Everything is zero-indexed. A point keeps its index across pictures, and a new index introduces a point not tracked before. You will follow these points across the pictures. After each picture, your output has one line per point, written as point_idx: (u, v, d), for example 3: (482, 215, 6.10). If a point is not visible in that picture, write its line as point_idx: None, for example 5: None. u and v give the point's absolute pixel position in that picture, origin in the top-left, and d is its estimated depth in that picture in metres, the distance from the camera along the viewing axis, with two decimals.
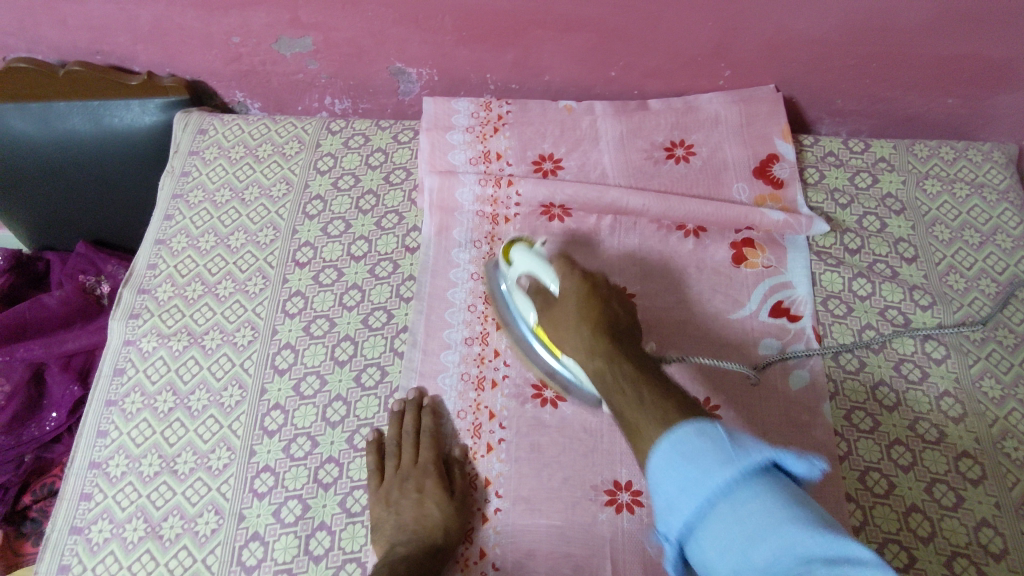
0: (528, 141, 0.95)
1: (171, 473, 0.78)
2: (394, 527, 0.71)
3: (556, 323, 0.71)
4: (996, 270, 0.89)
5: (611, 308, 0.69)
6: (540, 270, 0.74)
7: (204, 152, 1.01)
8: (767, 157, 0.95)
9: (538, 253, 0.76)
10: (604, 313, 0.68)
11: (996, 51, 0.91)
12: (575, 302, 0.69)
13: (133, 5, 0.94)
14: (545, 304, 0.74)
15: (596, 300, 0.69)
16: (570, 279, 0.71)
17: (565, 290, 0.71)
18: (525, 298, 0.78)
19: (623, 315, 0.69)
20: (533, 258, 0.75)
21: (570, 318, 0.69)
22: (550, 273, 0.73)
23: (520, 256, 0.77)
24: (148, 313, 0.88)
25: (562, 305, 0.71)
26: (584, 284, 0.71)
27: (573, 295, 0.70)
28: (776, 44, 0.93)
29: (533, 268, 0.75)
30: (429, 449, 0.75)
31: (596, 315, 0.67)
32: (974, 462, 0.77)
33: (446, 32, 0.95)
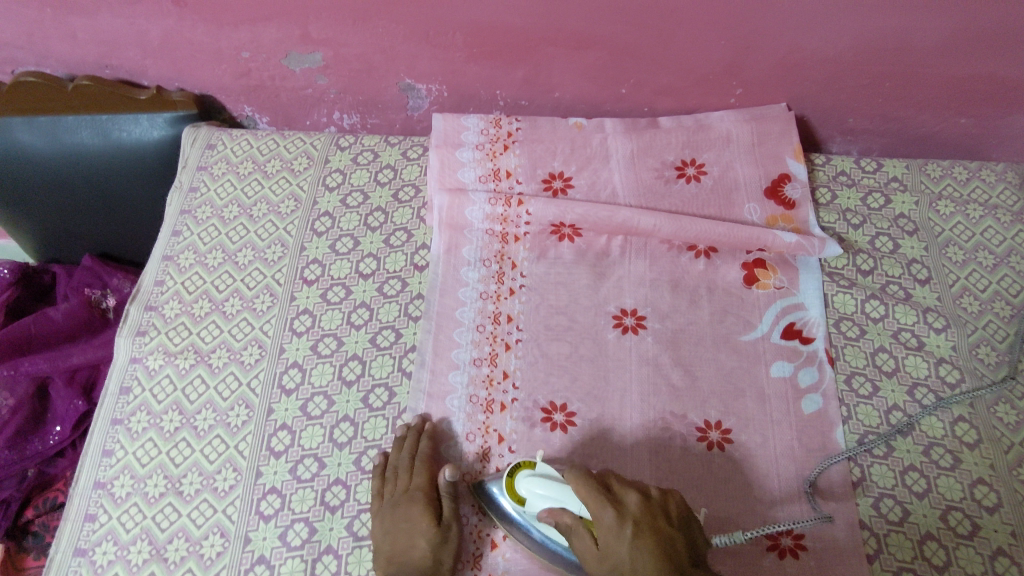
0: (538, 159, 0.94)
1: (177, 494, 0.77)
2: (388, 556, 0.69)
3: (603, 556, 0.61)
4: (1010, 292, 0.88)
5: (667, 538, 0.60)
6: (564, 497, 0.65)
7: (212, 167, 1.01)
8: (779, 176, 0.94)
9: (545, 474, 0.67)
10: (661, 540, 0.60)
11: (1010, 71, 0.90)
12: (627, 542, 0.60)
13: (144, 20, 0.94)
14: (583, 539, 0.63)
15: (649, 537, 0.60)
16: (608, 515, 0.61)
17: (603, 524, 0.61)
18: (548, 528, 0.66)
19: (677, 539, 0.61)
20: (551, 484, 0.66)
21: (622, 545, 0.60)
22: (575, 498, 0.64)
23: (528, 489, 0.67)
24: (154, 330, 0.88)
25: (608, 542, 0.61)
26: (624, 518, 0.61)
27: (620, 536, 0.60)
28: (788, 62, 0.93)
29: (551, 493, 0.65)
30: (421, 475, 0.73)
31: (655, 547, 0.59)
32: (990, 489, 0.76)
33: (457, 49, 0.95)
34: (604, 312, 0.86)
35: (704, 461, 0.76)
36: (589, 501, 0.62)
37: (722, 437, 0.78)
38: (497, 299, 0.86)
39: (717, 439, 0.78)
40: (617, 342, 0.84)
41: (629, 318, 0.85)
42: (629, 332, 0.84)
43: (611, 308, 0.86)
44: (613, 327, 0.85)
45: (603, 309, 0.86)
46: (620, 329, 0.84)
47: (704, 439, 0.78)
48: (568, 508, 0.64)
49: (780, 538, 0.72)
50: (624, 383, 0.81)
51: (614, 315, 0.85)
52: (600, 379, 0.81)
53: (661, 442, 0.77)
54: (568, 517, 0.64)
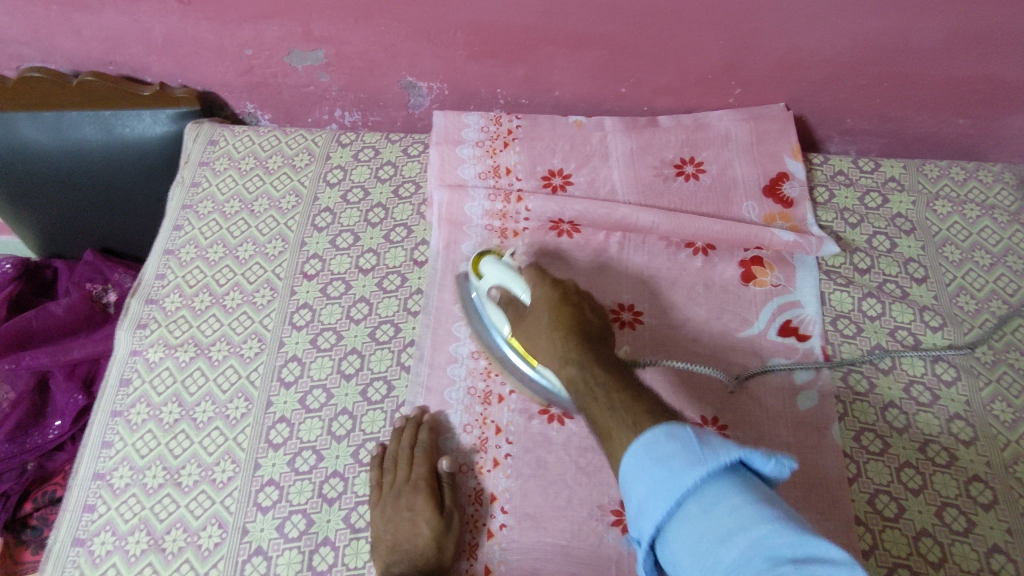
0: (538, 157, 0.95)
1: (175, 485, 0.77)
2: (392, 544, 0.70)
3: (528, 330, 0.73)
4: (1007, 292, 0.89)
5: (585, 317, 0.70)
6: (511, 279, 0.77)
7: (214, 163, 1.02)
8: (777, 175, 0.94)
9: (504, 263, 0.79)
10: (574, 317, 0.69)
11: (1008, 72, 0.91)
12: (546, 314, 0.71)
13: (148, 17, 0.95)
14: (518, 320, 0.75)
15: (568, 307, 0.71)
16: (542, 288, 0.73)
17: (537, 301, 0.73)
18: (497, 311, 0.79)
19: (593, 322, 0.70)
20: (502, 271, 0.78)
21: (544, 324, 0.71)
22: (519, 280, 0.76)
23: (490, 268, 0.79)
24: (155, 323, 0.88)
25: (535, 316, 0.72)
26: (555, 291, 0.73)
27: (546, 307, 0.71)
28: (787, 63, 0.93)
29: (501, 278, 0.77)
30: (422, 464, 0.74)
31: (568, 321, 0.69)
32: (985, 486, 0.76)
33: (458, 47, 0.96)
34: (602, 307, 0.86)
35: None
36: (531, 279, 0.75)
37: (718, 432, 0.78)
38: None
39: None
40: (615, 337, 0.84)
41: (627, 313, 0.86)
42: (627, 327, 0.85)
43: (609, 303, 0.86)
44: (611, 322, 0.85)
45: (601, 305, 0.86)
46: (618, 325, 0.85)
47: None
48: (512, 288, 0.77)
49: None
50: None
51: (612, 310, 0.86)
52: None
53: None
54: (511, 296, 0.77)
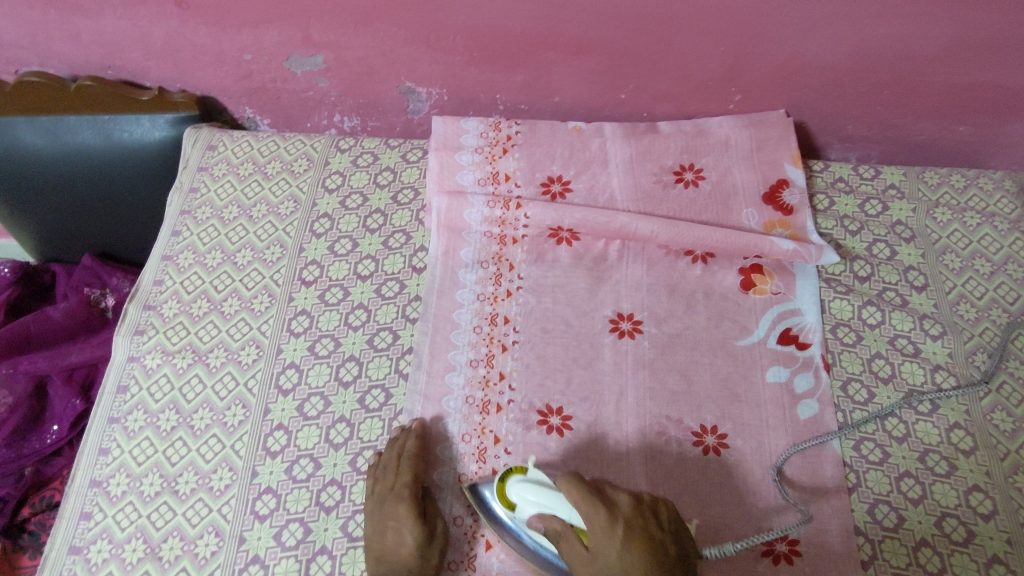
0: (537, 163, 0.95)
1: (172, 493, 0.77)
2: (379, 553, 0.69)
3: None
4: (1008, 300, 0.89)
5: (659, 537, 0.61)
6: (553, 505, 0.65)
7: (212, 168, 1.02)
8: (777, 182, 0.94)
9: (536, 479, 0.67)
10: (649, 546, 0.60)
11: (1008, 80, 0.91)
12: (616, 549, 0.60)
13: (146, 22, 0.95)
14: (573, 545, 0.63)
15: (638, 537, 0.60)
16: (599, 520, 0.61)
17: (594, 531, 0.61)
18: (542, 538, 0.67)
19: (667, 546, 0.61)
20: (540, 494, 0.66)
21: (614, 549, 0.60)
22: (563, 499, 0.64)
23: (521, 493, 0.67)
24: (152, 329, 0.88)
25: (599, 546, 0.61)
26: (615, 520, 0.61)
27: (614, 552, 0.60)
28: (786, 69, 0.93)
29: (542, 504, 0.65)
30: (406, 472, 0.72)
31: (646, 553, 0.59)
32: (985, 496, 0.76)
33: (457, 53, 0.95)
34: (601, 316, 0.86)
35: (699, 465, 0.76)
36: (581, 507, 0.62)
37: (717, 441, 0.78)
38: (494, 301, 0.86)
39: (712, 443, 0.78)
40: (614, 345, 0.84)
41: (626, 322, 0.85)
42: (626, 336, 0.84)
43: (608, 311, 0.86)
44: (610, 331, 0.85)
45: (600, 313, 0.86)
46: (616, 333, 0.85)
47: (700, 444, 0.78)
48: (558, 513, 0.64)
49: (775, 543, 0.72)
50: (620, 385, 0.81)
51: (610, 319, 0.86)
52: (596, 382, 0.81)
53: (657, 446, 0.77)
54: (556, 524, 0.64)
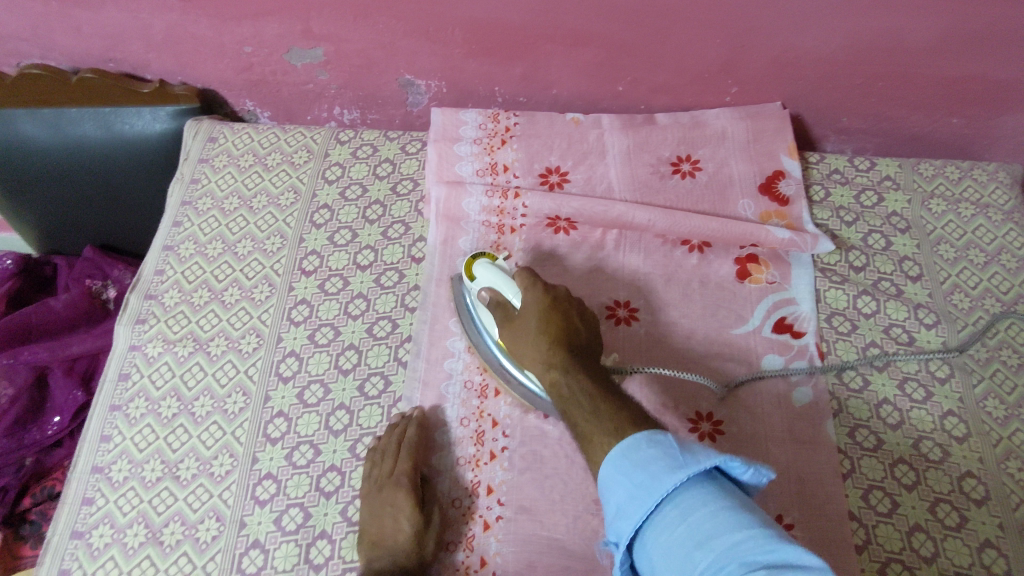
0: (535, 154, 0.96)
1: (173, 479, 0.78)
2: (376, 538, 0.71)
3: (515, 337, 0.72)
4: (1001, 289, 0.89)
5: (572, 322, 0.71)
6: (501, 283, 0.76)
7: (213, 160, 1.02)
8: (773, 174, 0.95)
9: (497, 266, 0.78)
10: (563, 325, 0.70)
11: (1001, 73, 0.91)
12: (536, 318, 0.70)
13: (148, 14, 0.95)
14: (504, 328, 0.74)
15: (557, 316, 0.70)
16: (531, 297, 0.72)
17: (527, 305, 0.72)
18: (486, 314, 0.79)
19: (579, 328, 0.71)
20: (495, 274, 0.77)
21: (531, 333, 0.70)
22: (510, 283, 0.75)
23: (483, 271, 0.78)
24: (154, 319, 0.89)
25: (525, 317, 0.72)
26: (546, 298, 0.72)
27: (533, 311, 0.71)
28: (782, 61, 0.94)
29: (493, 281, 0.76)
30: (405, 461, 0.73)
31: (556, 329, 0.69)
32: (978, 482, 0.76)
33: (456, 45, 0.96)
34: (598, 304, 0.87)
35: None
36: (524, 282, 0.73)
37: (713, 428, 0.79)
38: None
39: (708, 430, 0.79)
40: (611, 334, 0.85)
41: (622, 310, 0.86)
42: (622, 324, 0.85)
43: (605, 300, 0.87)
44: (607, 319, 0.86)
45: (596, 301, 0.87)
46: (613, 321, 0.85)
47: (696, 430, 0.79)
48: (503, 292, 0.75)
49: None
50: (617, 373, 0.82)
51: (607, 307, 0.87)
52: None
53: None
54: (500, 297, 0.76)
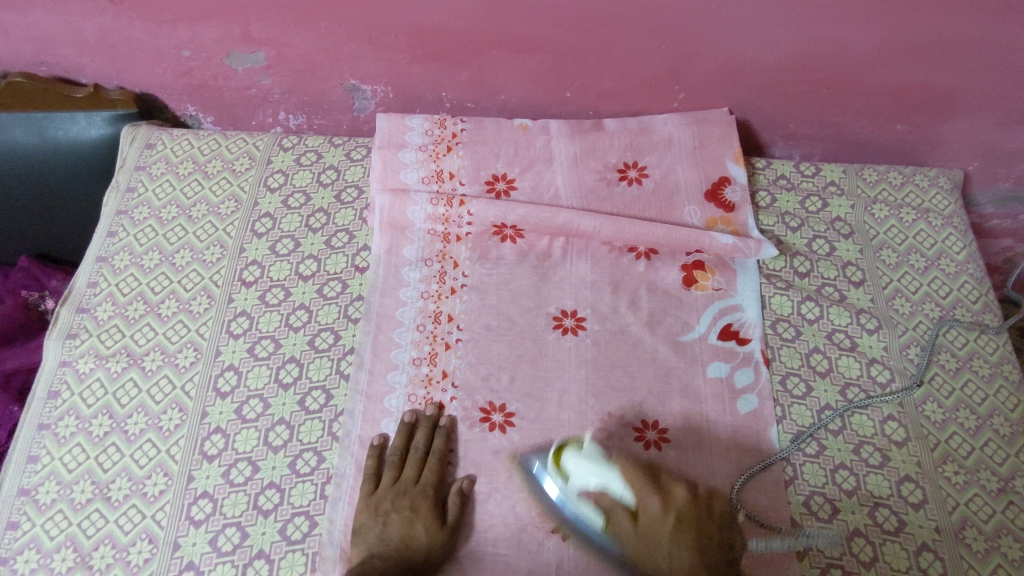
0: (482, 161, 0.95)
1: (104, 500, 0.75)
2: (378, 538, 0.70)
3: (637, 547, 0.64)
4: (940, 294, 0.91)
5: (702, 519, 0.65)
6: (606, 478, 0.68)
7: (151, 166, 1.00)
8: (719, 179, 0.95)
9: (589, 453, 0.71)
10: (691, 510, 0.65)
11: (941, 81, 0.93)
12: (667, 541, 0.63)
13: (78, 17, 0.93)
14: (623, 519, 0.66)
15: (688, 530, 0.63)
16: (654, 501, 0.65)
17: (643, 506, 0.66)
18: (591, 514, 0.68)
19: (714, 533, 0.64)
20: (595, 467, 0.69)
21: (665, 536, 0.63)
22: (618, 478, 0.68)
23: (575, 464, 0.70)
24: (86, 333, 0.86)
25: (647, 525, 0.65)
26: (668, 507, 0.65)
27: (658, 524, 0.64)
28: (727, 68, 0.94)
29: (595, 474, 0.69)
30: (432, 472, 0.74)
31: (689, 514, 0.65)
32: (916, 486, 0.78)
33: (400, 51, 0.95)
34: (544, 313, 0.86)
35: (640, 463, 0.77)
36: (635, 482, 0.67)
37: (659, 437, 0.79)
38: (438, 298, 0.86)
39: (653, 439, 0.78)
40: (557, 344, 0.84)
41: (569, 319, 0.86)
42: (569, 333, 0.85)
43: (552, 309, 0.86)
44: (553, 328, 0.85)
45: (543, 310, 0.86)
46: (559, 331, 0.85)
47: (641, 439, 0.78)
48: (611, 489, 0.68)
49: None
50: (563, 384, 0.81)
51: (554, 316, 0.86)
52: (539, 380, 0.81)
53: (599, 443, 0.78)
54: (609, 498, 0.67)
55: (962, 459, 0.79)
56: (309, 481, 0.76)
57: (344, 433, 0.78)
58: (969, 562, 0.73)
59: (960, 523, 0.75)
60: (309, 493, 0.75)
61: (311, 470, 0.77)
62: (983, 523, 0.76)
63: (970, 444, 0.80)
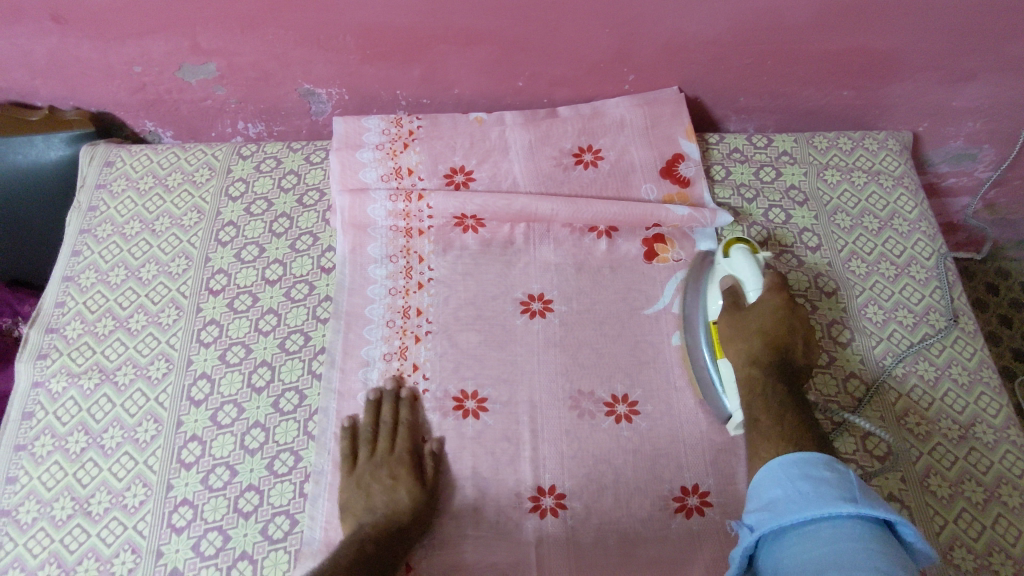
0: (439, 155, 0.96)
1: (85, 515, 0.76)
2: (364, 509, 0.72)
3: (732, 329, 0.76)
4: (895, 253, 0.94)
5: (791, 338, 0.74)
6: (744, 274, 0.77)
7: (111, 185, 1.00)
8: (673, 157, 0.97)
9: (753, 256, 0.79)
10: (784, 341, 0.73)
11: (881, 44, 0.95)
12: (765, 318, 0.74)
13: (26, 40, 0.94)
14: (733, 304, 0.77)
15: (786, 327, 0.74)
16: (768, 298, 0.75)
17: (760, 303, 0.75)
18: (714, 293, 0.80)
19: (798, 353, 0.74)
20: (748, 261, 0.78)
21: (764, 315, 0.75)
22: (756, 278, 0.76)
23: (737, 254, 0.80)
24: (56, 353, 0.86)
25: (757, 306, 0.75)
26: (782, 307, 0.75)
27: (766, 307, 0.75)
28: (672, 47, 0.96)
29: (738, 264, 0.78)
30: (405, 440, 0.76)
31: (778, 339, 0.73)
32: (881, 439, 0.80)
33: (350, 52, 0.96)
34: (512, 298, 0.88)
35: (613, 434, 0.78)
36: (768, 280, 0.76)
37: (629, 409, 0.80)
38: (405, 293, 0.87)
39: (624, 412, 0.80)
40: (525, 327, 0.85)
41: (536, 302, 0.87)
42: (536, 316, 0.86)
43: (519, 293, 0.88)
44: (521, 312, 0.86)
45: (510, 296, 0.88)
46: (527, 314, 0.86)
47: (612, 413, 0.80)
48: (743, 281, 0.77)
49: (687, 498, 0.74)
50: (532, 365, 0.83)
51: (521, 301, 0.87)
52: (509, 363, 0.83)
53: (570, 420, 0.79)
54: (736, 281, 0.78)
55: (923, 411, 0.82)
56: (288, 481, 0.77)
57: (320, 431, 0.79)
58: (935, 509, 0.75)
59: (924, 471, 0.78)
60: (288, 493, 0.76)
61: (289, 470, 0.78)
62: (947, 470, 0.78)
63: (930, 395, 0.83)
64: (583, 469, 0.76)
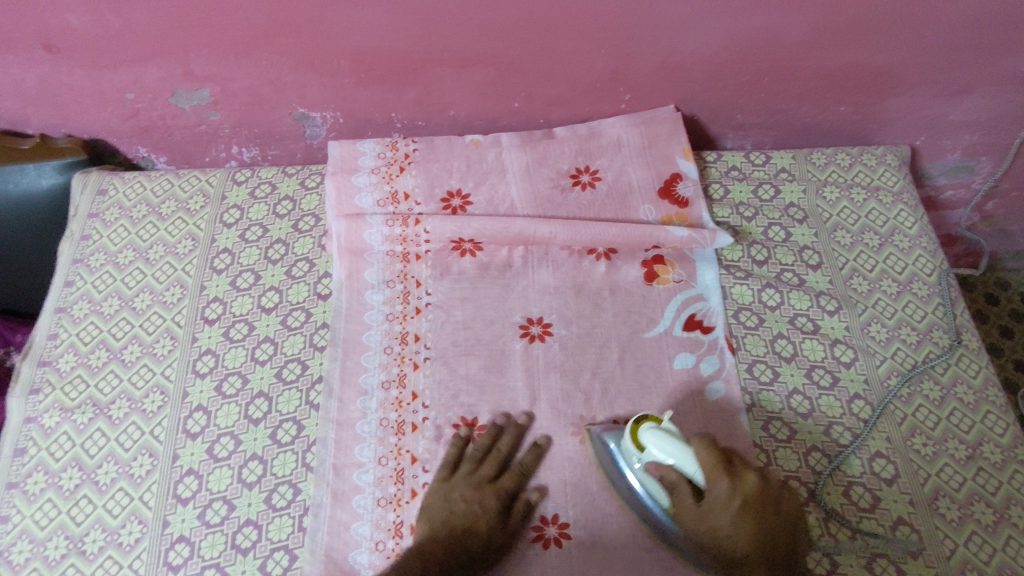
0: (435, 178, 0.95)
1: (79, 554, 0.74)
2: (441, 522, 0.70)
3: (700, 531, 0.67)
4: (896, 269, 0.93)
5: (764, 515, 0.66)
6: (681, 459, 0.67)
7: (104, 213, 0.99)
8: (671, 176, 0.96)
9: (667, 431, 0.69)
10: (760, 524, 0.65)
11: (877, 60, 0.95)
12: (730, 517, 0.65)
13: (17, 69, 0.93)
14: (687, 498, 0.67)
15: (752, 514, 0.65)
16: (721, 488, 0.65)
17: (712, 495, 0.66)
18: (652, 482, 0.70)
19: (779, 526, 0.66)
20: (672, 444, 0.68)
21: (728, 515, 0.65)
22: (694, 462, 0.67)
23: (650, 438, 0.69)
24: (49, 386, 0.85)
25: (713, 505, 0.66)
26: (737, 492, 0.65)
27: (724, 505, 0.65)
28: (668, 66, 0.96)
29: (665, 453, 0.68)
30: (509, 475, 0.75)
31: (754, 527, 0.65)
32: (888, 461, 0.79)
33: (345, 76, 0.95)
34: (511, 323, 0.86)
35: None
36: (708, 467, 0.66)
37: None
38: (403, 319, 0.86)
39: None
40: (525, 353, 0.84)
41: (536, 327, 0.86)
42: (536, 341, 0.85)
43: (518, 319, 0.87)
44: (520, 337, 0.85)
45: (509, 321, 0.87)
46: (527, 339, 0.85)
47: None
48: (685, 470, 0.67)
49: None
50: (533, 392, 0.82)
51: (520, 326, 0.86)
52: (509, 391, 0.82)
53: (572, 449, 0.78)
54: (675, 475, 0.68)
55: (929, 431, 0.81)
56: (286, 515, 0.75)
57: (319, 463, 0.78)
58: (945, 532, 0.74)
59: (932, 495, 0.76)
60: (287, 527, 0.75)
61: (287, 504, 0.76)
62: (955, 492, 0.77)
63: (936, 415, 0.82)
64: (586, 499, 0.75)
